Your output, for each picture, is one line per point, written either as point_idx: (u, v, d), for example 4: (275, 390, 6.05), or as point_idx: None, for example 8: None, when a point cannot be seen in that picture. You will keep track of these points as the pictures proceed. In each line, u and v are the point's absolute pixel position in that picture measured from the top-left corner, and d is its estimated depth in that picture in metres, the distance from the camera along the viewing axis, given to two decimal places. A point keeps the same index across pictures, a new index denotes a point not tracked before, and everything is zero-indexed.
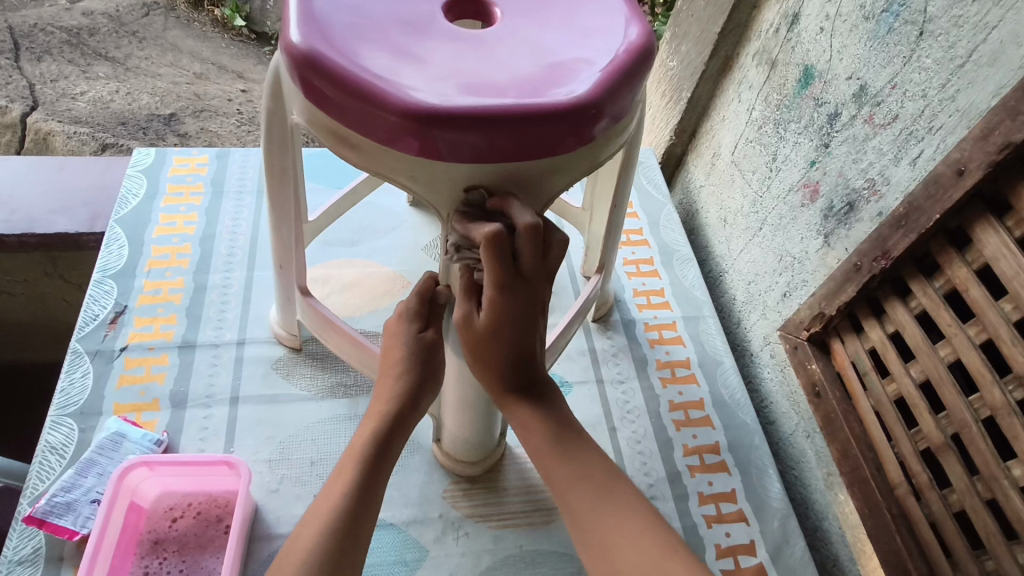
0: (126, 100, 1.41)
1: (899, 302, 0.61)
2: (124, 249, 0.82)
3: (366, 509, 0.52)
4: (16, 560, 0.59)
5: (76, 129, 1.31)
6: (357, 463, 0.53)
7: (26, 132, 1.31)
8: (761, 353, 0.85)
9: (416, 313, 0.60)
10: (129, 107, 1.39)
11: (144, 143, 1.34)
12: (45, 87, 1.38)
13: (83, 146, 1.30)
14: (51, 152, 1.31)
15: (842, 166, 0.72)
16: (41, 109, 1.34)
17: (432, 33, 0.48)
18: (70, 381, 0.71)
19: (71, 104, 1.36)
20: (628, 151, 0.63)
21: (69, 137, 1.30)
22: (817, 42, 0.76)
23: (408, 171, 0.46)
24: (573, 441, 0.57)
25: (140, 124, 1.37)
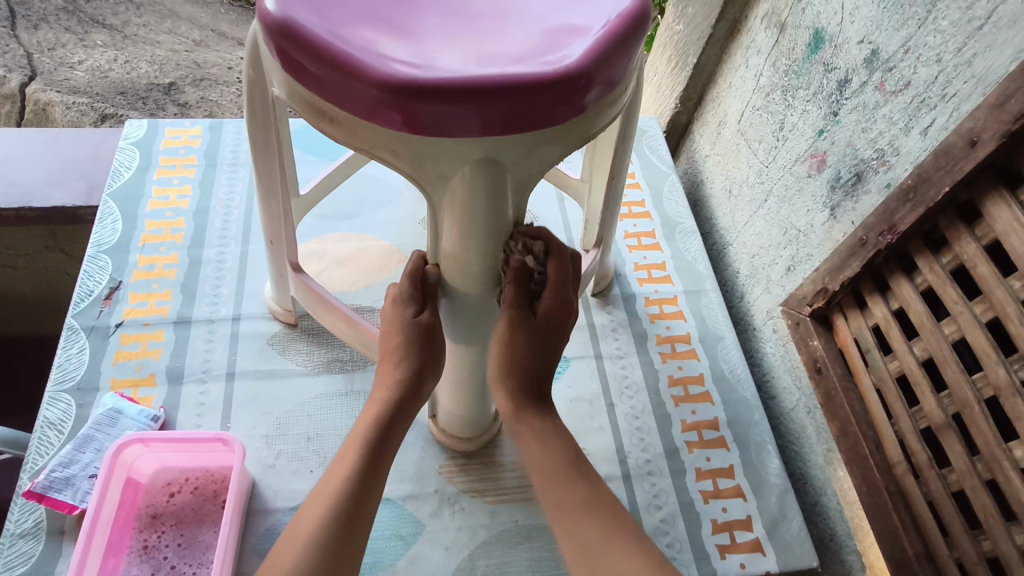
0: (125, 69, 1.38)
1: (905, 278, 0.59)
2: (118, 224, 0.81)
3: (368, 494, 0.52)
4: (18, 533, 0.60)
5: (75, 100, 1.29)
6: (359, 447, 0.53)
7: (25, 103, 1.29)
8: (764, 328, 0.84)
9: (410, 297, 0.56)
10: (129, 76, 1.37)
11: (144, 113, 1.31)
12: (43, 55, 1.36)
13: (82, 116, 1.27)
14: (51, 123, 1.29)
15: (851, 135, 0.69)
16: (39, 79, 1.32)
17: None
18: (66, 357, 0.71)
19: (69, 73, 1.34)
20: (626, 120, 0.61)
21: (68, 108, 1.27)
22: (828, 4, 0.72)
23: (392, 147, 0.44)
24: (581, 469, 0.54)
25: (140, 94, 1.34)
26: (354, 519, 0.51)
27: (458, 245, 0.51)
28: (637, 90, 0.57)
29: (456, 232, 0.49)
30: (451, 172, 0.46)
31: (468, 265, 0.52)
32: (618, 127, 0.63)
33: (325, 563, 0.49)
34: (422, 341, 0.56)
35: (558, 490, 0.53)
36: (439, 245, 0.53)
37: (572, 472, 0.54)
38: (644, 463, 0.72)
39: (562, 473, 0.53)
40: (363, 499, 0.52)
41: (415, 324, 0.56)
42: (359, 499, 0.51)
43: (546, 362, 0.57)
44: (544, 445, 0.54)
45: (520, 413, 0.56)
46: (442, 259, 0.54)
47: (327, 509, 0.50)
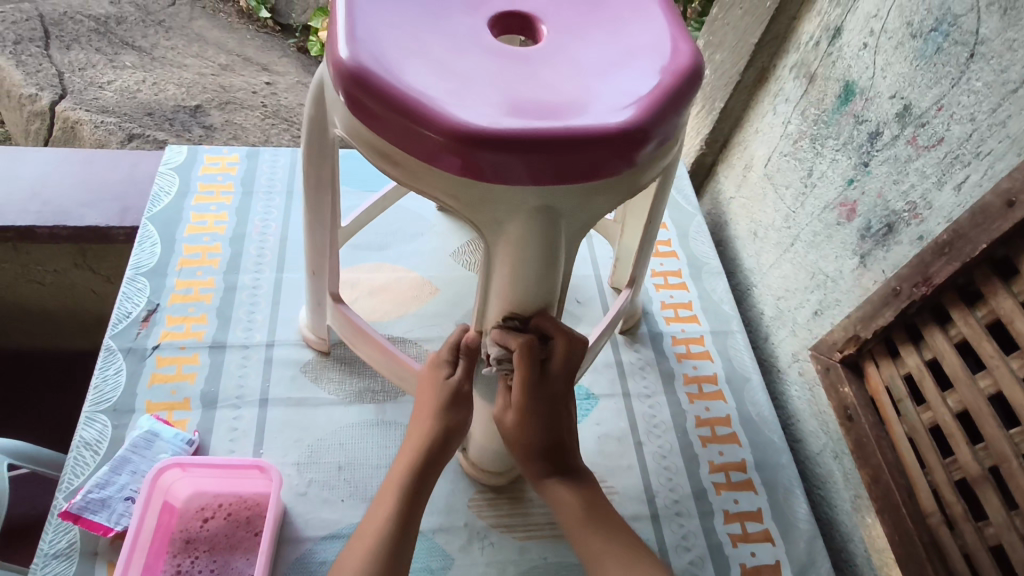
0: (153, 90, 1.41)
1: (938, 330, 0.60)
2: (157, 247, 0.83)
3: (405, 543, 0.55)
4: (52, 554, 0.60)
5: (103, 119, 1.30)
6: (397, 498, 0.56)
7: (54, 120, 1.33)
8: (789, 370, 0.85)
9: (447, 362, 0.61)
10: (156, 98, 1.39)
11: (170, 134, 1.33)
12: (74, 75, 1.40)
13: (109, 136, 1.28)
14: (79, 140, 1.32)
15: (882, 186, 0.71)
16: (69, 98, 1.35)
17: (477, 47, 0.47)
18: (103, 378, 0.71)
19: (98, 93, 1.37)
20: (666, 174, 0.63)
21: (96, 127, 1.29)
22: (859, 59, 0.75)
23: (452, 191, 0.45)
24: (604, 515, 0.59)
25: (166, 115, 1.37)
26: (390, 561, 0.53)
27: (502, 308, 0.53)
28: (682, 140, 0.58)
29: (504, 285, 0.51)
30: (506, 217, 0.46)
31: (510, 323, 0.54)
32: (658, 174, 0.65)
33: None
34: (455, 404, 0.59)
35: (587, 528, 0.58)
36: (484, 312, 0.55)
37: (596, 514, 0.59)
38: (672, 503, 0.72)
39: (586, 515, 0.59)
40: (401, 542, 0.54)
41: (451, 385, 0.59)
42: (396, 549, 0.54)
43: (559, 432, 0.60)
44: (568, 497, 0.60)
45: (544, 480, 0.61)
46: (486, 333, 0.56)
47: (370, 547, 0.53)
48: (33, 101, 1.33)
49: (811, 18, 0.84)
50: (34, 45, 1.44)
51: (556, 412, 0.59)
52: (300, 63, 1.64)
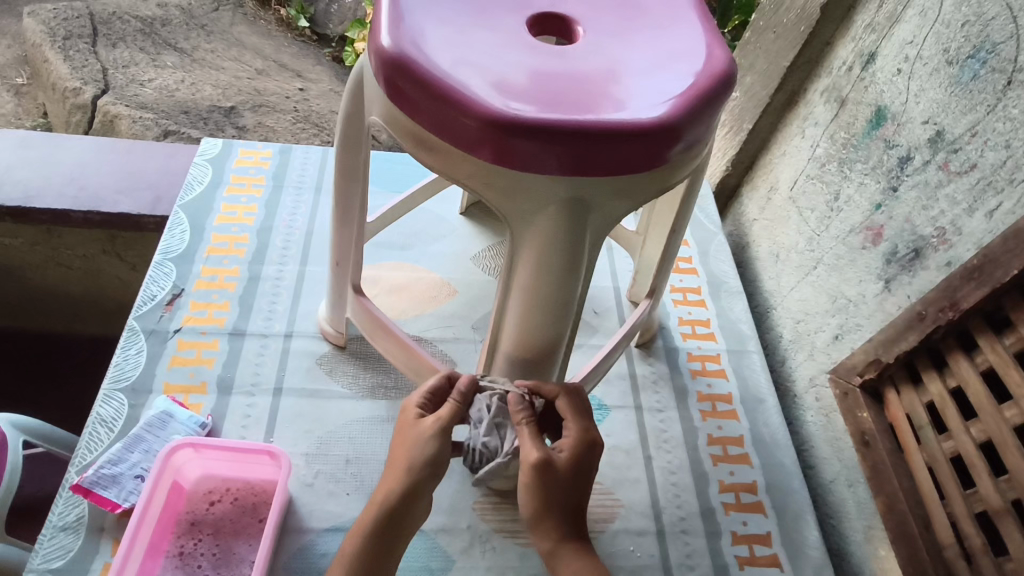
0: (191, 90, 1.45)
1: (963, 355, 0.58)
2: (186, 234, 0.84)
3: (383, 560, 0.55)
4: (60, 526, 0.61)
5: (142, 115, 1.34)
6: (379, 514, 0.55)
7: (95, 113, 1.36)
8: (806, 395, 0.85)
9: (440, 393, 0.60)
10: (193, 97, 1.43)
11: (204, 133, 1.36)
12: (117, 72, 1.44)
13: (145, 131, 1.32)
14: (117, 134, 1.35)
15: (910, 212, 0.70)
16: (111, 92, 1.39)
17: (515, 43, 0.48)
18: (124, 357, 0.72)
19: (138, 90, 1.41)
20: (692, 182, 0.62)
21: (134, 121, 1.33)
22: (892, 84, 0.74)
23: (484, 179, 0.45)
24: None
25: (201, 115, 1.40)
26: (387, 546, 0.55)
27: (521, 310, 0.52)
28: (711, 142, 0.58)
29: (526, 282, 0.49)
30: (535, 211, 0.46)
31: (531, 331, 0.53)
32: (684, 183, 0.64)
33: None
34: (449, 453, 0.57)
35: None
36: (503, 321, 0.55)
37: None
38: (679, 520, 0.71)
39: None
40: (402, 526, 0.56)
41: (441, 420, 0.57)
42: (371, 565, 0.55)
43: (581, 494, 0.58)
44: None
45: (563, 548, 0.57)
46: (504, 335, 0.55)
47: (367, 525, 0.55)
48: (77, 93, 1.38)
49: (846, 43, 0.83)
50: (82, 41, 1.48)
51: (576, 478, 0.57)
52: (333, 72, 1.68)
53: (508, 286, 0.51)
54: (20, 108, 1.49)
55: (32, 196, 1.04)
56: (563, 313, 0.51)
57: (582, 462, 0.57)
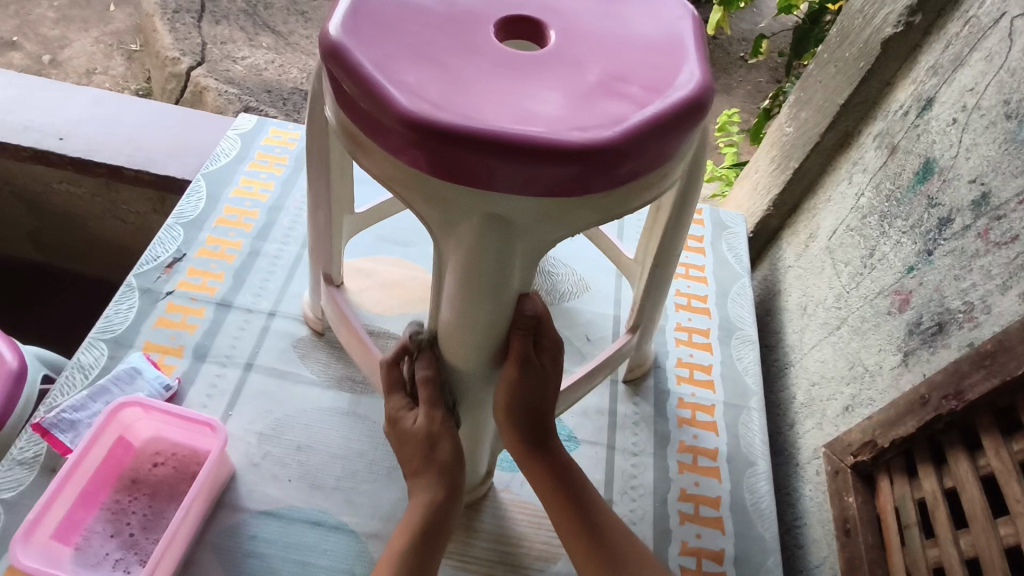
0: (278, 71, 1.51)
1: (964, 455, 0.50)
2: (201, 202, 0.87)
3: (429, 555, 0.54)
4: (18, 460, 0.64)
5: (227, 89, 1.42)
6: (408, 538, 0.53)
7: (188, 83, 1.45)
8: (807, 466, 0.77)
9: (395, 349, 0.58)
10: (279, 78, 1.50)
11: (281, 113, 1.42)
12: (214, 47, 1.51)
13: (228, 105, 1.40)
14: (203, 105, 1.43)
15: (941, 280, 0.62)
16: (205, 65, 1.46)
17: (477, 34, 0.45)
18: (116, 310, 0.76)
19: (230, 66, 1.48)
20: (681, 200, 0.57)
21: (219, 95, 1.40)
22: (945, 135, 0.66)
23: (411, 183, 0.43)
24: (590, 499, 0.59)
25: (283, 95, 1.46)
26: (430, 540, 0.54)
27: (454, 321, 0.50)
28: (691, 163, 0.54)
29: (454, 291, 0.47)
30: (459, 220, 0.43)
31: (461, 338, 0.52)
32: (673, 197, 0.58)
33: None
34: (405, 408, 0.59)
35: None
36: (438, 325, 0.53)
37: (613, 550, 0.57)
38: None
39: (594, 553, 0.56)
40: (441, 524, 0.55)
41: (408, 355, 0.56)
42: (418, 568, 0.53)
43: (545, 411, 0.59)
44: (588, 541, 0.57)
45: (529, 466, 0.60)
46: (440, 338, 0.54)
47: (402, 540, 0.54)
48: (174, 62, 1.46)
49: (906, 86, 0.76)
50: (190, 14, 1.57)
51: (543, 421, 0.59)
52: None
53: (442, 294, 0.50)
54: (130, 71, 1.60)
55: (94, 150, 1.11)
56: (496, 326, 0.51)
57: (543, 396, 0.58)
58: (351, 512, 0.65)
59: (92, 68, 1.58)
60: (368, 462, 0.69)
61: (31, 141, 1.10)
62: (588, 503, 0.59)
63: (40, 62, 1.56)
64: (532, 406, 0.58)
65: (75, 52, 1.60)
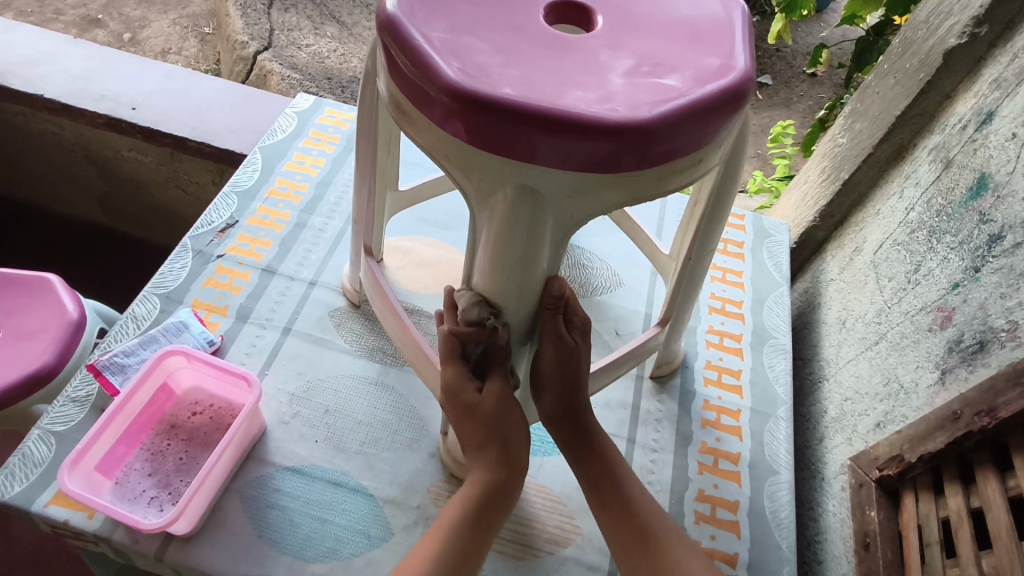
0: (339, 60, 1.56)
1: (994, 475, 0.48)
2: (256, 173, 0.91)
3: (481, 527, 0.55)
4: (72, 398, 0.68)
5: (290, 74, 1.47)
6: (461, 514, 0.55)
7: (254, 66, 1.51)
8: (832, 481, 0.75)
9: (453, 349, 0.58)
10: (339, 67, 1.55)
11: (339, 99, 1.46)
12: (281, 33, 1.58)
13: (291, 89, 1.45)
14: (266, 88, 1.49)
15: (987, 298, 0.60)
16: (271, 50, 1.52)
17: (524, 16, 0.46)
18: (170, 268, 0.80)
19: (295, 52, 1.54)
20: (719, 189, 0.57)
21: (283, 78, 1.46)
22: (1003, 150, 0.64)
23: (451, 152, 0.44)
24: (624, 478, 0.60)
25: (342, 83, 1.50)
26: (479, 527, 0.55)
27: (483, 293, 0.52)
28: (727, 158, 0.54)
29: (485, 264, 0.49)
30: (494, 190, 0.45)
31: (495, 309, 0.53)
32: (713, 183, 0.58)
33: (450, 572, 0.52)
34: (468, 380, 0.58)
35: (629, 560, 0.56)
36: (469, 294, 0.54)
37: (642, 527, 0.57)
38: None
39: (625, 528, 0.57)
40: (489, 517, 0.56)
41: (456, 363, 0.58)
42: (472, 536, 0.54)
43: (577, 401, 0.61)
44: (618, 518, 0.58)
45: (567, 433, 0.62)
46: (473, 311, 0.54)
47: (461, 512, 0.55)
48: (243, 46, 1.52)
49: (966, 99, 0.73)
50: None
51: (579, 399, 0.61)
52: None
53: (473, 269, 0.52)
54: (203, 53, 1.68)
55: (162, 120, 1.17)
56: (524, 298, 0.52)
57: (576, 371, 0.60)
58: (371, 477, 0.67)
59: (167, 48, 1.67)
60: (392, 431, 0.71)
61: (106, 110, 1.17)
62: (620, 478, 0.60)
63: (121, 40, 1.65)
64: (567, 379, 0.59)
65: (154, 33, 1.69)
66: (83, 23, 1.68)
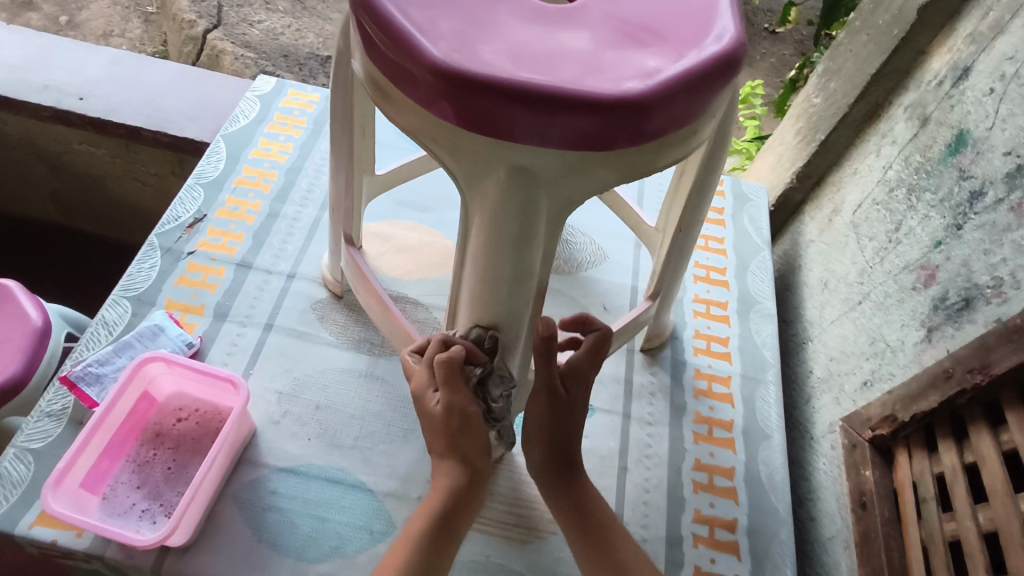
0: (295, 36, 1.49)
1: (986, 430, 0.49)
2: (221, 163, 0.87)
3: (450, 534, 0.56)
4: (46, 412, 0.65)
5: (244, 53, 1.40)
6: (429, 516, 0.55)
7: (205, 46, 1.43)
8: (822, 441, 0.77)
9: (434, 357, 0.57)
10: (295, 43, 1.47)
11: (298, 77, 1.40)
12: (231, 9, 1.49)
13: (245, 68, 1.38)
14: (220, 68, 1.41)
15: (970, 255, 0.61)
16: (221, 28, 1.45)
17: None
18: (138, 268, 0.76)
19: (247, 29, 1.46)
20: (709, 164, 0.56)
21: (237, 58, 1.39)
22: (980, 105, 0.64)
23: (438, 134, 0.42)
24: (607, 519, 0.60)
25: (299, 61, 1.44)
26: (442, 534, 0.55)
27: (477, 279, 0.50)
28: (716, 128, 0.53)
29: (476, 250, 0.47)
30: (486, 173, 0.43)
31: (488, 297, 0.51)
32: (703, 155, 0.57)
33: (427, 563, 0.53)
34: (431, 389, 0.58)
35: None
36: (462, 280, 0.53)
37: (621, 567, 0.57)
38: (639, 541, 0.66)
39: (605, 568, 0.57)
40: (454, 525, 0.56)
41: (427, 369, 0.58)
42: (438, 543, 0.55)
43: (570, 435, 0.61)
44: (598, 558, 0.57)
45: (550, 478, 0.62)
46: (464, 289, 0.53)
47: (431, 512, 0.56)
48: (191, 25, 1.44)
49: (941, 54, 0.73)
50: None
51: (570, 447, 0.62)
52: None
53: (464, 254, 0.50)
54: (148, 34, 1.59)
55: (114, 110, 1.11)
56: (519, 288, 0.50)
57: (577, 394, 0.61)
58: (369, 472, 0.66)
59: (109, 30, 1.57)
60: (386, 423, 0.70)
61: (52, 101, 1.10)
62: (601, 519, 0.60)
63: (58, 23, 1.55)
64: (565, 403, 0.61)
65: (93, 14, 1.58)
66: (15, 7, 1.56)
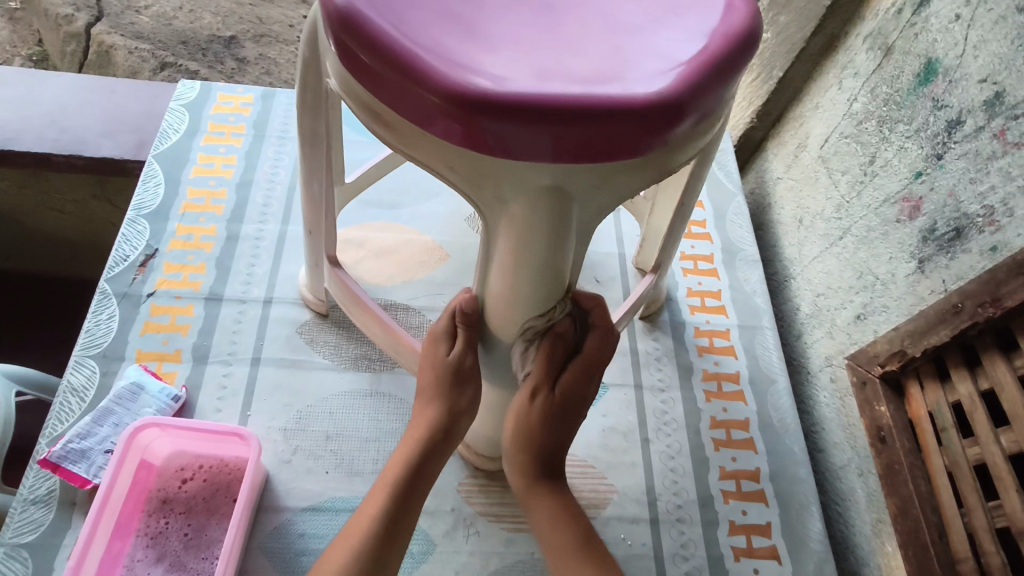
0: (188, 18, 1.30)
1: (1001, 358, 0.52)
2: (160, 188, 0.79)
3: (424, 477, 0.55)
4: (31, 500, 0.59)
5: (137, 45, 1.24)
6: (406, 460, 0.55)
7: (90, 43, 1.25)
8: (819, 374, 0.79)
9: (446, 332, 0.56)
10: (191, 26, 1.29)
11: (203, 66, 1.25)
12: None
13: (142, 63, 1.23)
14: (112, 67, 1.24)
15: (954, 185, 0.63)
16: (106, 21, 1.26)
17: None
18: (95, 322, 0.69)
19: (135, 18, 1.27)
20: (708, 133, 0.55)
21: (130, 52, 1.23)
22: (947, 33, 0.65)
23: (451, 159, 0.39)
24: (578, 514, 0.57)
25: (200, 45, 1.27)
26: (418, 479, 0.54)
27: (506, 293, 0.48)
28: None
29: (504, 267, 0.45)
30: (511, 196, 0.40)
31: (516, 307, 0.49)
32: None
33: (394, 517, 0.52)
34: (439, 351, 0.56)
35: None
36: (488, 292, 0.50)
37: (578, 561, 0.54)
38: (675, 508, 0.67)
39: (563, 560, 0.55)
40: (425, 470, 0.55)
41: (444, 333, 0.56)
42: (411, 487, 0.54)
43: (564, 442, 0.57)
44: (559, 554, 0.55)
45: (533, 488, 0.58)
46: (488, 298, 0.51)
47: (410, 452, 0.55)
48: (67, 21, 1.25)
49: None
50: None
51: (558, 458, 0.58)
52: None
53: (488, 268, 0.48)
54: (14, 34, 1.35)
55: (12, 138, 0.97)
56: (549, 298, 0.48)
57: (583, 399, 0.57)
58: None
59: None
60: None
61: None
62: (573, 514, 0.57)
63: None
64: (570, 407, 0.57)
65: None
66: None
